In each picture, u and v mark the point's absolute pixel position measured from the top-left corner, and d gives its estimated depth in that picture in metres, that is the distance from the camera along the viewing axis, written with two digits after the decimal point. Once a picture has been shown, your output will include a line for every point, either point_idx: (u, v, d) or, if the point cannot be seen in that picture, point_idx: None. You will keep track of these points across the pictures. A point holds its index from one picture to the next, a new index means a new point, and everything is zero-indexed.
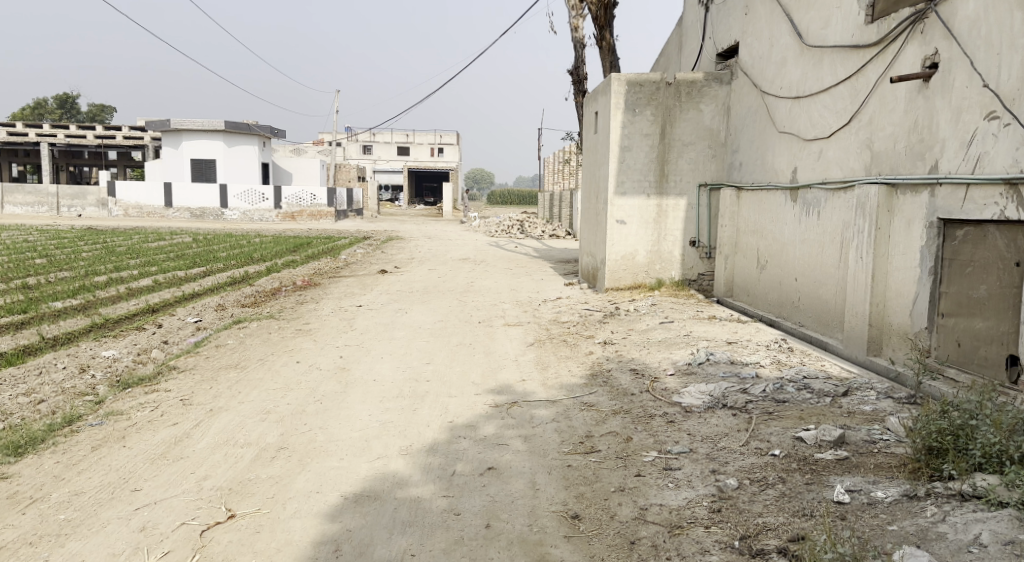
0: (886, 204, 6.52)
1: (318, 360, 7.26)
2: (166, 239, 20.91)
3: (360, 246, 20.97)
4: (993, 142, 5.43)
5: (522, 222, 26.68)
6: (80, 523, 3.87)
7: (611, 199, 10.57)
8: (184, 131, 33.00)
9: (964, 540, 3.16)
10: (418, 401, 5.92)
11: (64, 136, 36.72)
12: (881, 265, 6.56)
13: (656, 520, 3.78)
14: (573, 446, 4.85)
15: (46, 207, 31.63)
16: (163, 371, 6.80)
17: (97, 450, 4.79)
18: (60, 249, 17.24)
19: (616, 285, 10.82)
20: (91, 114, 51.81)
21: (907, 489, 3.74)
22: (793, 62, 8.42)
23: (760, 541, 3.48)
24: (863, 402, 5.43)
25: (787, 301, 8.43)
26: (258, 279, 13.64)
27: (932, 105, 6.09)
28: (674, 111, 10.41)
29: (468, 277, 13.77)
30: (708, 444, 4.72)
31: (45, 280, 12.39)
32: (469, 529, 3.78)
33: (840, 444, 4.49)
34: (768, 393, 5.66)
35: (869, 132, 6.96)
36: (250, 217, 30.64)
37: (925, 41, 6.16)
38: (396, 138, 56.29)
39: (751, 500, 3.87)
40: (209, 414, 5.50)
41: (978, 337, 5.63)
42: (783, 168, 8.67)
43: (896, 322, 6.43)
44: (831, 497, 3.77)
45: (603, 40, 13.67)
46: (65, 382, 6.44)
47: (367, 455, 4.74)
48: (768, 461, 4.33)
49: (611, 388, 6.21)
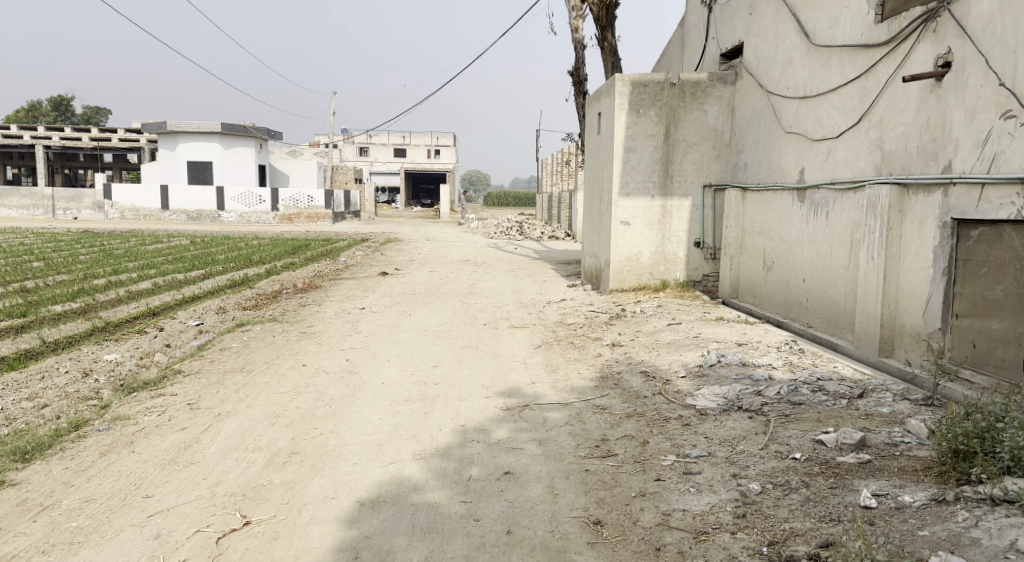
0: (898, 205, 6.46)
1: (324, 363, 7.18)
2: (163, 243, 20.57)
3: (358, 248, 20.82)
4: (1009, 142, 5.40)
5: (522, 222, 26.68)
6: (93, 530, 3.79)
7: (616, 200, 10.51)
8: (180, 133, 32.84)
9: (1000, 545, 3.11)
10: (428, 404, 5.84)
11: (59, 139, 36.52)
12: (893, 266, 6.50)
13: (681, 525, 3.72)
14: (589, 450, 4.78)
15: (41, 210, 31.34)
16: (168, 374, 6.71)
17: (105, 455, 4.70)
18: (58, 253, 17.06)
19: (620, 287, 10.76)
20: (85, 116, 51.45)
21: (935, 493, 3.68)
22: (800, 62, 8.38)
23: (788, 548, 3.42)
24: (880, 404, 5.37)
25: (795, 302, 8.38)
26: (258, 281, 13.52)
27: (944, 105, 6.04)
28: (678, 112, 10.36)
29: (471, 279, 13.71)
30: (726, 447, 4.66)
31: (42, 284, 12.22)
32: (489, 535, 3.71)
33: (862, 447, 4.43)
34: (783, 395, 5.60)
35: (879, 132, 6.91)
36: (247, 219, 30.49)
37: (937, 40, 6.12)
38: (393, 140, 56.20)
39: (776, 505, 3.80)
40: (218, 418, 5.42)
41: (994, 338, 5.59)
42: (790, 168, 8.62)
43: (908, 323, 6.38)
44: (858, 501, 3.71)
45: (605, 40, 13.61)
46: (68, 387, 6.35)
47: (381, 459, 4.66)
48: (790, 465, 4.26)
49: (623, 391, 6.15)
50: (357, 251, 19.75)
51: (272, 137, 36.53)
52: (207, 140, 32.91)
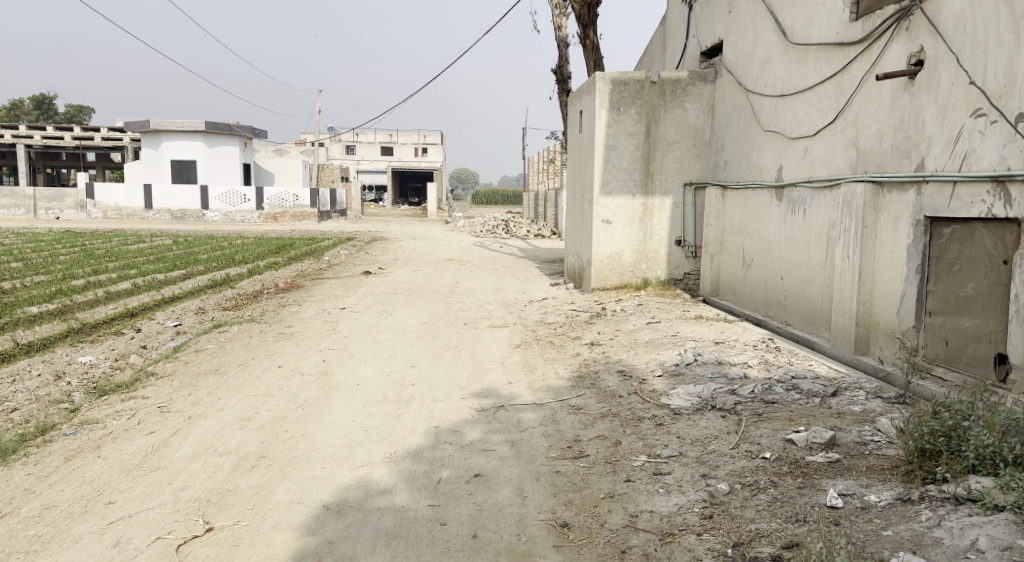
0: (873, 203, 6.47)
1: (300, 365, 7.13)
2: (143, 242, 20.42)
3: (342, 247, 20.68)
4: (979, 139, 5.41)
5: (507, 222, 26.56)
6: (50, 538, 3.75)
7: (597, 199, 10.49)
8: (163, 132, 32.54)
9: (961, 545, 3.11)
10: (403, 405, 5.81)
11: (41, 138, 36.17)
12: (867, 264, 6.51)
13: (647, 527, 3.70)
14: (561, 451, 4.76)
15: (22, 209, 30.96)
16: (142, 377, 6.63)
17: (70, 460, 4.65)
18: (38, 253, 16.89)
19: (602, 286, 10.74)
20: (69, 114, 50.84)
21: (900, 492, 3.68)
22: (778, 60, 8.39)
23: (752, 549, 3.41)
24: (853, 402, 5.38)
25: (773, 300, 8.39)
26: (239, 281, 13.46)
27: (917, 103, 6.06)
28: (659, 110, 10.36)
29: (454, 278, 13.69)
30: (697, 447, 4.65)
31: (20, 285, 12.09)
32: (455, 540, 3.69)
33: (831, 447, 4.43)
34: (757, 394, 5.61)
35: (854, 131, 6.93)
36: (232, 218, 30.33)
37: (910, 38, 6.13)
38: (380, 138, 56.05)
39: (742, 505, 3.79)
40: (188, 422, 5.36)
41: (966, 336, 5.61)
42: (768, 166, 8.62)
43: (882, 321, 6.40)
44: (824, 501, 3.71)
45: (587, 39, 13.56)
46: (39, 390, 6.26)
47: (350, 463, 4.62)
48: (759, 465, 4.26)
49: (599, 391, 6.12)
50: (340, 251, 19.60)
51: (258, 135, 36.38)
52: (191, 139, 32.66)
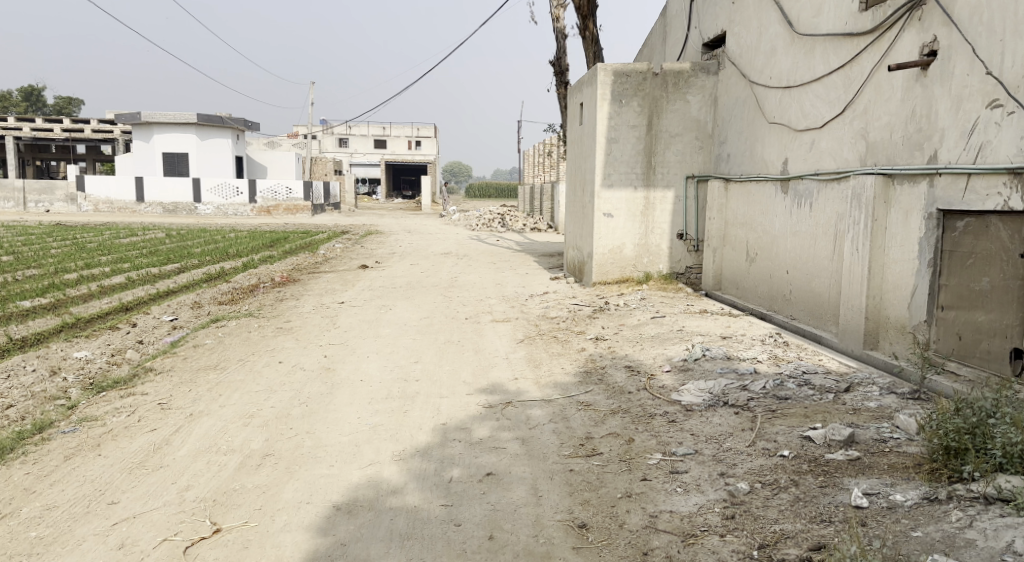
0: (883, 196, 6.38)
1: (300, 360, 7.00)
2: (138, 235, 20.20)
3: (338, 240, 20.48)
4: (996, 131, 5.32)
5: (503, 215, 26.35)
6: (53, 541, 3.63)
7: (598, 192, 10.38)
8: (154, 124, 32.24)
9: (996, 547, 3.03)
10: (409, 402, 5.70)
11: (30, 130, 35.78)
12: (878, 258, 6.42)
13: (668, 528, 3.61)
14: (574, 449, 4.66)
15: (12, 202, 30.54)
16: (139, 372, 6.49)
17: (70, 459, 4.52)
18: (29, 246, 16.60)
19: (604, 280, 10.65)
20: (59, 106, 50.38)
21: (927, 492, 3.60)
22: (784, 50, 8.28)
23: (779, 551, 3.32)
24: (867, 397, 5.30)
25: (778, 294, 8.31)
26: (234, 275, 13.27)
27: (930, 94, 5.96)
28: (661, 102, 10.24)
29: (452, 272, 13.56)
30: (713, 445, 4.56)
31: (11, 279, 11.86)
32: (470, 541, 3.58)
33: (850, 444, 4.34)
34: (769, 390, 5.51)
35: (863, 122, 6.84)
36: (225, 211, 30.12)
37: (923, 28, 6.03)
38: (374, 130, 55.75)
39: (765, 505, 3.70)
40: (190, 418, 5.24)
41: (980, 330, 5.54)
42: (773, 159, 8.53)
43: (893, 315, 6.32)
44: (849, 501, 3.62)
45: (586, 29, 13.42)
46: (34, 386, 6.13)
47: (359, 461, 4.51)
48: (778, 463, 4.18)
49: (607, 387, 6.02)
50: (335, 244, 19.43)
51: (251, 127, 36.10)
52: (183, 131, 32.35)
